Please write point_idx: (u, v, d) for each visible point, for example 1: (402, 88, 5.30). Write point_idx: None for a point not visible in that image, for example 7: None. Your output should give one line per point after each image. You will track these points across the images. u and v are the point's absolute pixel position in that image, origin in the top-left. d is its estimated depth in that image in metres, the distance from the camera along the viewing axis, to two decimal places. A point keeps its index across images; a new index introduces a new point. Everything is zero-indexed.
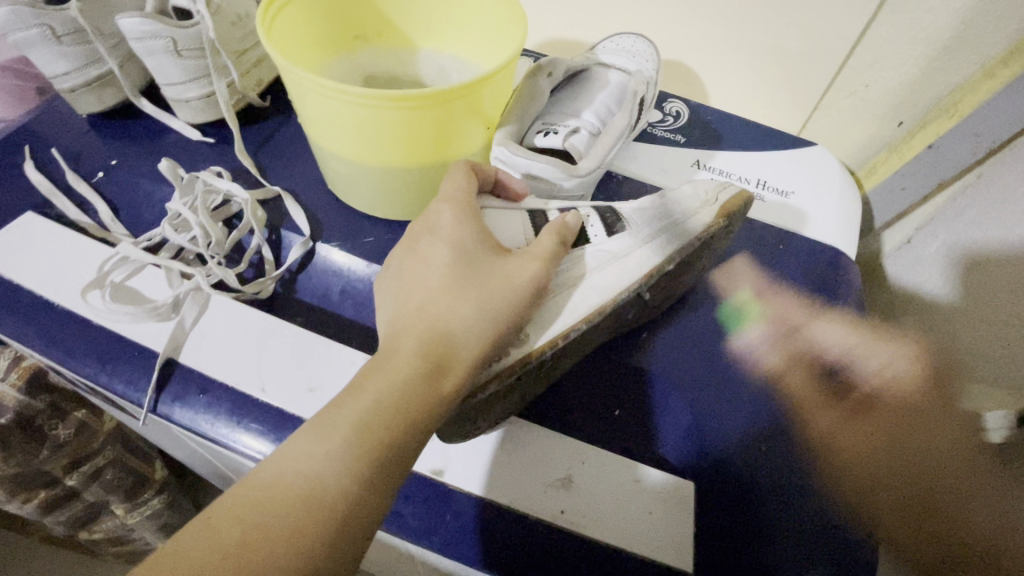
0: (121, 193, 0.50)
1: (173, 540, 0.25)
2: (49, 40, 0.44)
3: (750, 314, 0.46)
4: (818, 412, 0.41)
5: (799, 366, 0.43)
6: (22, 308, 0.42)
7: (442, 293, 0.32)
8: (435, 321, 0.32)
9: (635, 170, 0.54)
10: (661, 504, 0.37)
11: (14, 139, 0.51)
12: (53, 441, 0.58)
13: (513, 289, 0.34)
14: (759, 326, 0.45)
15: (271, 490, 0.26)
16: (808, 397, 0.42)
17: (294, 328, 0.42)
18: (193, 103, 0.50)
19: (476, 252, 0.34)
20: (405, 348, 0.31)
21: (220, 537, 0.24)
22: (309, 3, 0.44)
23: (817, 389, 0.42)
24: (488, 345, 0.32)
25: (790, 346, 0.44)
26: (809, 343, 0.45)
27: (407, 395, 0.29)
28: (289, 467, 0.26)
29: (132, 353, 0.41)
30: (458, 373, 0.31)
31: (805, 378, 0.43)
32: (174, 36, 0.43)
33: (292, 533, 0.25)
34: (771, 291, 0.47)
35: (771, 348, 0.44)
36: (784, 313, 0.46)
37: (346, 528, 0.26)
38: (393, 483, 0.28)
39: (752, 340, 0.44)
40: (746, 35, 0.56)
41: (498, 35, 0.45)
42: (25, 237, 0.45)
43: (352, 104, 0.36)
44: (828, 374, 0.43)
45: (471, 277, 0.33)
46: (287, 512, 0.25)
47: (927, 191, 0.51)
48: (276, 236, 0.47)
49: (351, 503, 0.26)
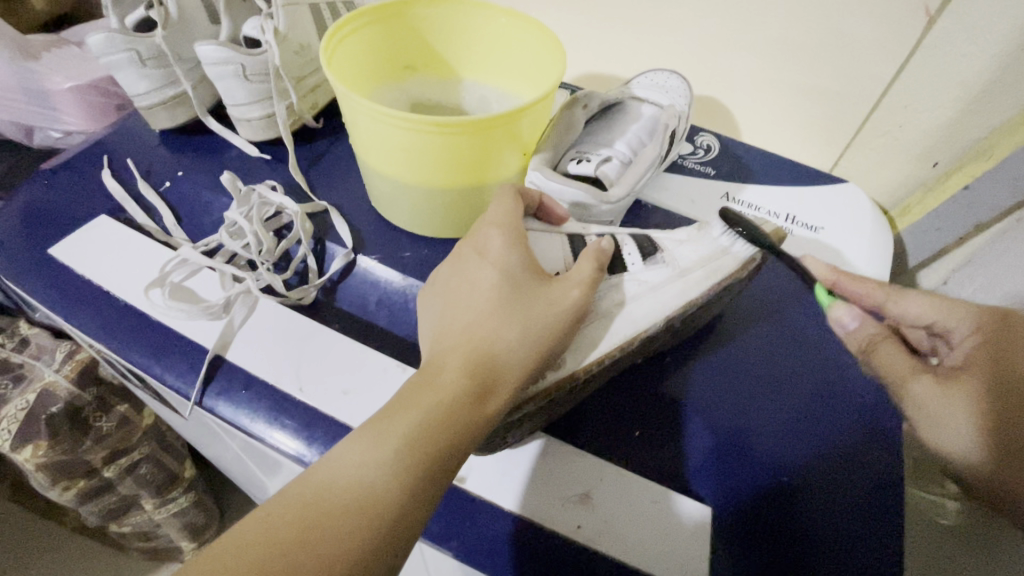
0: (185, 201, 0.54)
1: (231, 530, 0.27)
2: (135, 64, 0.49)
3: (836, 295, 0.42)
4: (903, 372, 0.36)
5: (886, 337, 0.38)
6: (90, 301, 0.46)
7: (486, 315, 0.34)
8: (481, 341, 0.33)
9: (665, 200, 0.55)
10: (680, 530, 0.37)
11: (93, 150, 0.57)
12: (97, 432, 0.63)
13: (553, 314, 0.35)
14: (851, 303, 0.39)
15: (325, 494, 0.28)
16: (899, 368, 0.36)
17: (331, 333, 0.45)
18: (253, 123, 0.54)
19: (522, 278, 0.36)
20: (453, 367, 0.32)
21: (277, 533, 0.26)
22: (365, 35, 0.48)
23: (910, 357, 0.36)
24: (527, 368, 0.34)
25: (877, 327, 0.38)
26: (895, 317, 0.41)
27: (453, 412, 0.31)
28: (341, 473, 0.28)
29: (184, 349, 0.44)
30: (500, 394, 0.33)
31: (893, 351, 0.37)
32: (244, 63, 0.48)
33: (344, 538, 0.26)
34: (848, 274, 0.43)
35: (869, 321, 0.38)
36: (866, 331, 0.38)
37: (391, 535, 0.27)
38: (434, 493, 0.29)
39: (846, 316, 0.38)
40: (780, 73, 0.57)
41: (539, 68, 0.48)
42: (98, 237, 0.50)
43: (402, 128, 0.39)
44: (903, 348, 0.38)
45: (515, 302, 0.35)
46: (340, 518, 0.27)
47: (964, 232, 0.51)
48: (321, 247, 0.50)
49: (396, 511, 0.28)
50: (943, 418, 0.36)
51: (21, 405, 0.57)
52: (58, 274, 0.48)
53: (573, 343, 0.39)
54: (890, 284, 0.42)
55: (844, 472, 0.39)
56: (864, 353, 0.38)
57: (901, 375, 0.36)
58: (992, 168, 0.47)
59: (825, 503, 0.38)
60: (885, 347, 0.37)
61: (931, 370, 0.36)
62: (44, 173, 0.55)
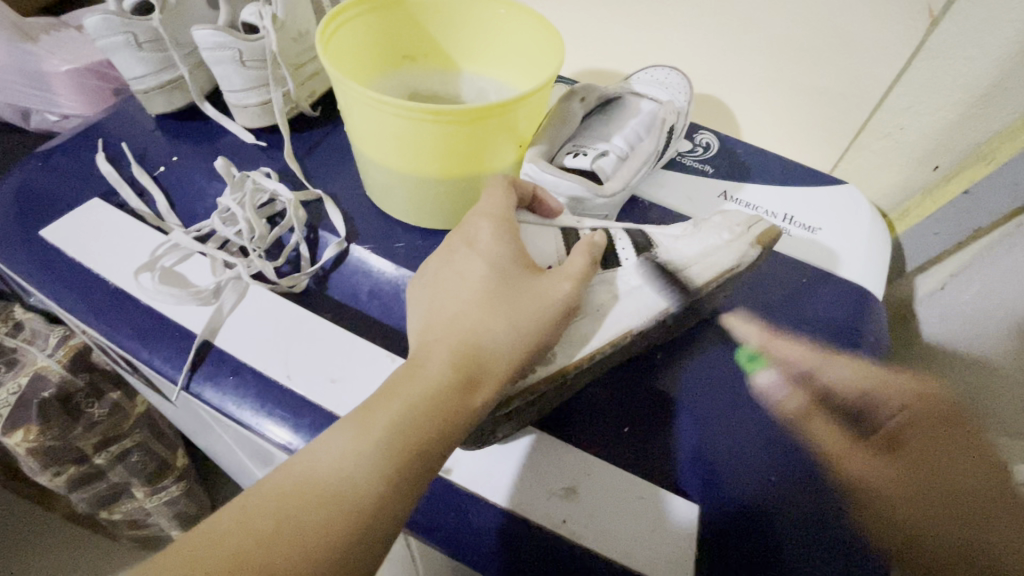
0: (178, 186, 0.54)
1: (208, 521, 0.26)
2: (132, 46, 0.49)
3: (764, 358, 0.44)
4: (846, 455, 0.39)
5: (818, 409, 0.42)
6: (79, 284, 0.46)
7: (474, 308, 0.34)
8: (469, 333, 0.33)
9: (661, 197, 0.55)
10: (664, 524, 0.36)
11: (89, 133, 0.57)
12: (87, 419, 0.63)
13: (545, 309, 0.35)
14: (773, 369, 0.44)
15: (306, 483, 0.27)
16: (830, 446, 0.39)
17: (320, 321, 0.44)
18: (250, 109, 0.53)
19: (512, 269, 0.36)
20: (439, 359, 0.32)
21: (256, 523, 0.26)
22: (361, 23, 0.47)
23: (837, 436, 0.40)
24: (516, 358, 0.33)
25: (805, 390, 0.43)
26: (825, 385, 0.43)
27: (438, 403, 0.30)
28: (321, 461, 0.28)
29: (173, 333, 0.43)
30: (487, 388, 0.32)
31: (822, 428, 0.40)
32: (241, 48, 0.47)
33: (323, 527, 0.26)
34: (774, 338, 0.45)
35: (791, 390, 0.43)
36: (793, 356, 0.45)
37: (374, 524, 0.27)
38: (417, 485, 0.29)
39: (769, 381, 0.43)
40: (783, 72, 0.57)
41: (537, 59, 0.47)
42: (90, 220, 0.49)
43: (395, 116, 0.39)
44: (842, 418, 0.41)
45: (504, 295, 0.34)
46: (322, 507, 0.27)
47: (962, 237, 0.50)
48: (314, 235, 0.50)
49: (378, 499, 0.28)
50: (878, 468, 0.39)
51: (13, 389, 0.58)
52: (48, 256, 0.47)
53: (564, 339, 0.39)
54: (822, 349, 0.45)
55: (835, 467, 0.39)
56: (790, 423, 0.41)
57: (846, 463, 0.39)
58: (991, 171, 0.46)
59: (815, 500, 0.37)
60: (814, 426, 0.40)
61: (829, 398, 0.42)
62: (39, 155, 0.54)
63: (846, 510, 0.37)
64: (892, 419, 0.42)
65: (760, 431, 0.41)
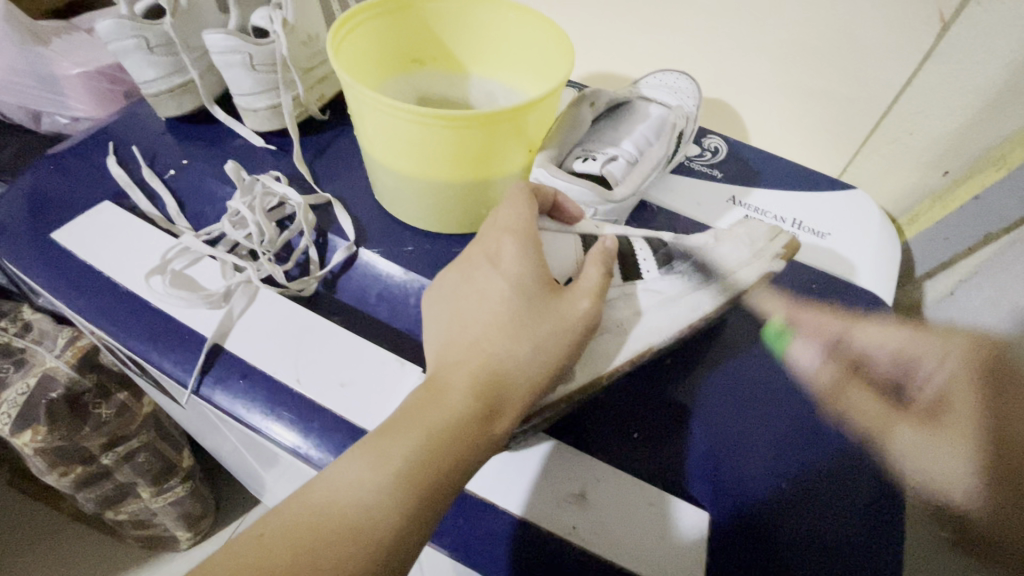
0: (187, 189, 0.54)
1: (226, 550, 0.27)
2: (143, 50, 0.50)
3: (790, 333, 0.46)
4: (866, 411, 0.41)
5: (852, 376, 0.43)
6: (90, 286, 0.46)
7: (495, 330, 0.34)
8: (490, 358, 0.33)
9: (670, 202, 0.55)
10: (674, 539, 0.36)
11: (99, 136, 0.57)
12: (96, 419, 0.63)
13: (563, 329, 0.35)
14: (806, 342, 0.45)
15: (322, 513, 0.28)
16: (872, 417, 0.41)
17: (328, 325, 0.44)
18: (259, 112, 0.53)
19: (536, 291, 0.35)
20: (460, 385, 0.32)
21: (272, 555, 0.26)
22: (371, 27, 0.48)
23: (882, 403, 0.42)
24: (535, 381, 0.34)
25: (838, 363, 0.44)
26: (858, 350, 0.45)
27: (457, 431, 0.31)
28: (337, 491, 0.29)
29: (182, 336, 0.43)
30: (506, 416, 0.33)
31: (860, 396, 0.42)
32: (252, 52, 0.48)
33: (338, 559, 0.27)
34: (800, 309, 0.48)
35: (825, 362, 0.44)
36: (826, 326, 0.46)
37: (389, 556, 0.28)
38: (433, 515, 0.29)
39: (804, 354, 0.45)
40: (792, 76, 0.57)
41: (546, 64, 0.47)
42: (100, 222, 0.50)
43: (409, 122, 0.39)
44: (880, 384, 0.43)
45: (526, 318, 0.34)
46: (337, 540, 0.27)
47: (973, 242, 0.50)
48: (323, 239, 0.50)
49: (395, 532, 0.28)
50: (926, 441, 0.40)
51: (21, 389, 0.57)
52: (59, 258, 0.48)
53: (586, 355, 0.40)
54: (847, 316, 0.47)
55: (849, 480, 0.38)
56: (827, 393, 0.42)
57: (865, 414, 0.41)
58: None
59: (827, 513, 0.37)
60: (850, 395, 0.42)
61: (861, 363, 0.44)
62: (50, 157, 0.55)
63: (857, 525, 0.37)
64: (934, 382, 0.43)
65: (772, 442, 0.40)
